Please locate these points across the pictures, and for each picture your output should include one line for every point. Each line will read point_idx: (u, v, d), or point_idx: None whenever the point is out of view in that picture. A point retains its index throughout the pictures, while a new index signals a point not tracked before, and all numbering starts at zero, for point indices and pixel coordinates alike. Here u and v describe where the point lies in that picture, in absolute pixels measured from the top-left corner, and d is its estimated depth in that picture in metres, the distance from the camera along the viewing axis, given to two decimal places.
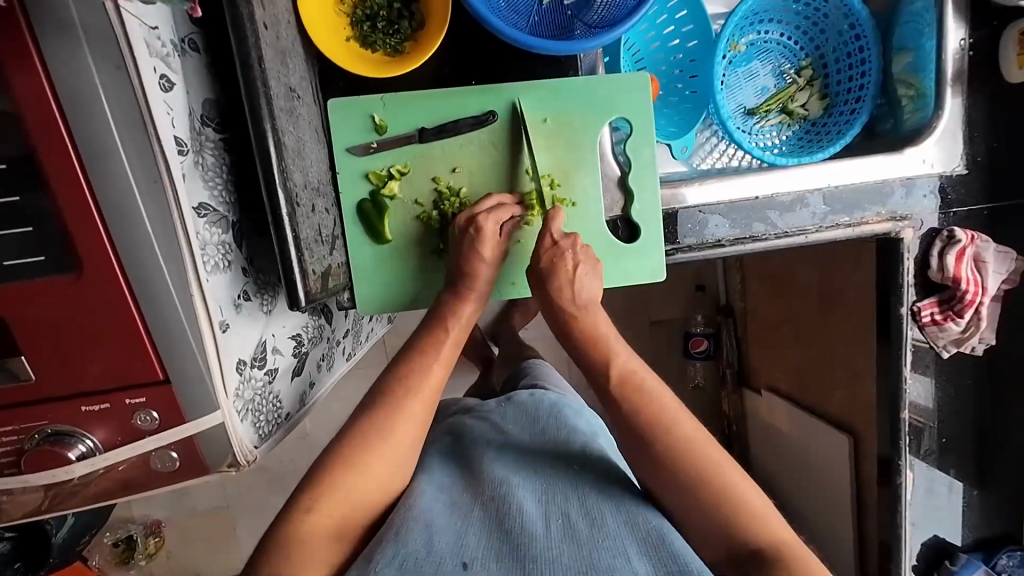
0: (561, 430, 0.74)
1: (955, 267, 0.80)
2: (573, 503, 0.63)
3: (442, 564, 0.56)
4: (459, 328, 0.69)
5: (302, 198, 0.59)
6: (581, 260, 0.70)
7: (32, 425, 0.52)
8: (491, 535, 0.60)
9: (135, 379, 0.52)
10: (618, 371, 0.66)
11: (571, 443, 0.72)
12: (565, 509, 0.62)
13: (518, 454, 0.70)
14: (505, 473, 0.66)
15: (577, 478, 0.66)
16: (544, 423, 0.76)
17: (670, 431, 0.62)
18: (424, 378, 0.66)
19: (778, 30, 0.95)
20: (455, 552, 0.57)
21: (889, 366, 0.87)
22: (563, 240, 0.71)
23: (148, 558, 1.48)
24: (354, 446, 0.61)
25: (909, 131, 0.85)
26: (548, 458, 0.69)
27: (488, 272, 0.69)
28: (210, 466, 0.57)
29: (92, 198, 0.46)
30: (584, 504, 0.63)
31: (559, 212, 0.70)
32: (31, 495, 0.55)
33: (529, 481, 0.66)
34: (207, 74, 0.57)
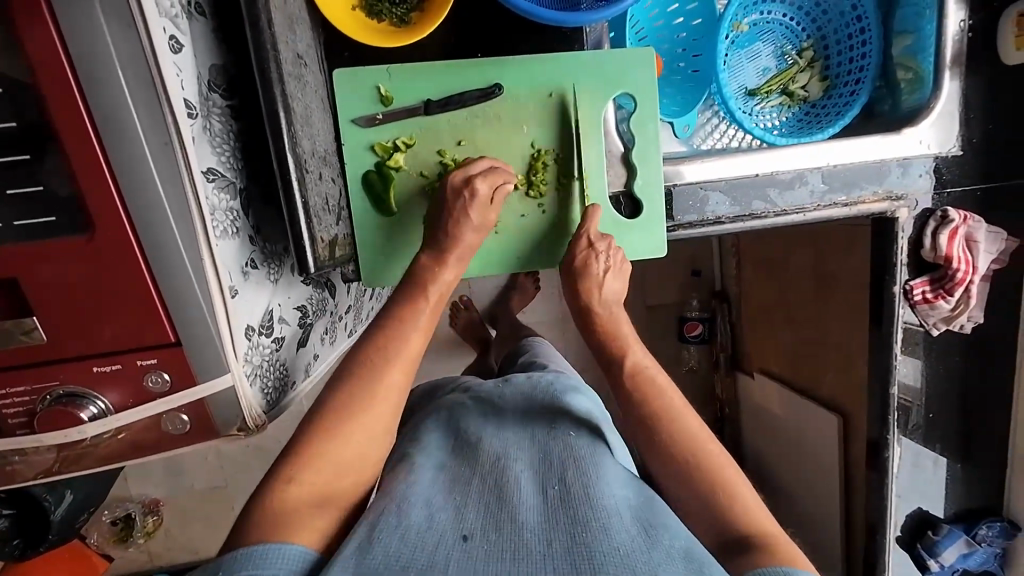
0: (556, 406, 0.77)
1: (948, 246, 0.82)
2: (567, 470, 0.64)
3: (441, 537, 0.55)
4: (439, 293, 0.68)
5: (311, 165, 0.59)
6: (613, 260, 0.74)
7: (43, 385, 0.52)
8: (489, 507, 0.60)
9: (147, 341, 0.52)
10: (630, 363, 0.72)
11: (563, 418, 0.74)
12: (559, 478, 0.63)
13: (509, 431, 0.72)
14: (503, 449, 0.68)
15: (569, 456, 0.66)
16: (540, 403, 0.78)
17: (665, 392, 0.69)
18: (402, 349, 0.64)
19: (781, 11, 0.95)
20: (455, 526, 0.57)
21: (880, 349, 0.89)
22: (598, 242, 0.74)
23: (146, 537, 1.50)
24: (350, 409, 0.61)
25: (906, 112, 0.86)
26: (540, 434, 0.71)
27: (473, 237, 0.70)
28: (220, 429, 0.57)
29: (105, 160, 0.46)
30: (580, 475, 0.63)
31: (596, 211, 0.73)
32: (42, 455, 0.55)
33: (526, 455, 0.67)
34: (214, 38, 0.56)
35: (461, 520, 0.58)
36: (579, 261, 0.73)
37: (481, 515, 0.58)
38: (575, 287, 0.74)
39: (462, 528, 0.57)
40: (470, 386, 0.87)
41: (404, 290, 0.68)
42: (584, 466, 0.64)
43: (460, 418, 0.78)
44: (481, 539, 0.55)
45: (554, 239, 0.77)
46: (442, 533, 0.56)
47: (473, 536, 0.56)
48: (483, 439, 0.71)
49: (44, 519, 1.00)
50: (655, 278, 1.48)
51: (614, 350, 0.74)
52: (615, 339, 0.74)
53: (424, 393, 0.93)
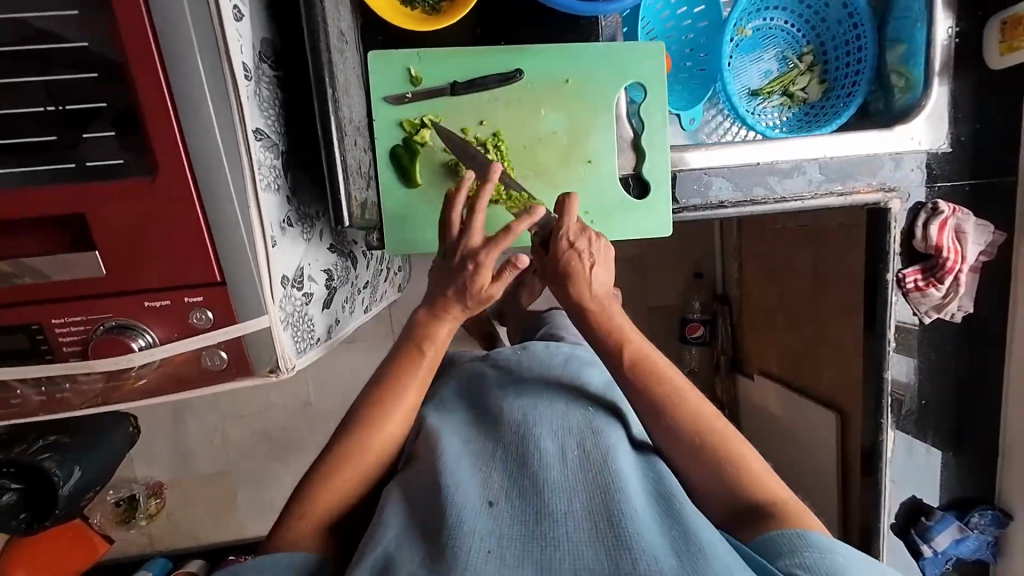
0: (574, 378, 0.74)
1: (938, 236, 0.86)
2: (589, 444, 0.64)
3: (468, 499, 0.59)
4: (434, 351, 0.70)
5: (348, 131, 0.65)
6: (599, 255, 0.69)
7: (96, 317, 0.56)
8: (513, 475, 0.62)
9: (195, 279, 0.57)
10: (631, 352, 0.68)
11: (583, 390, 0.72)
12: (581, 452, 0.63)
13: (527, 396, 0.71)
14: (524, 416, 0.67)
15: (590, 430, 0.65)
16: (557, 373, 0.74)
17: (672, 380, 0.67)
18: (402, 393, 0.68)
19: (782, 17, 1.01)
20: (481, 491, 0.60)
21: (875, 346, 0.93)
22: (579, 241, 0.69)
23: (148, 519, 1.52)
24: (377, 401, 0.67)
25: (899, 111, 0.92)
26: (558, 401, 0.69)
27: (471, 305, 0.69)
28: (254, 368, 0.61)
29: (173, 110, 0.52)
30: (601, 452, 0.63)
31: (573, 201, 0.69)
32: (90, 384, 0.59)
33: (546, 422, 0.66)
34: (266, 13, 0.62)
35: (484, 487, 0.61)
36: (563, 266, 0.68)
37: (506, 482, 0.62)
38: (565, 290, 0.69)
39: (488, 494, 0.60)
40: (487, 353, 0.85)
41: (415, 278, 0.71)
42: (604, 441, 0.64)
43: (478, 385, 0.77)
44: (506, 506, 0.59)
45: None
46: (469, 496, 0.59)
47: (498, 503, 0.60)
48: (503, 405, 0.70)
49: (51, 492, 1.05)
50: (658, 280, 1.53)
51: (611, 344, 0.69)
52: (612, 332, 0.69)
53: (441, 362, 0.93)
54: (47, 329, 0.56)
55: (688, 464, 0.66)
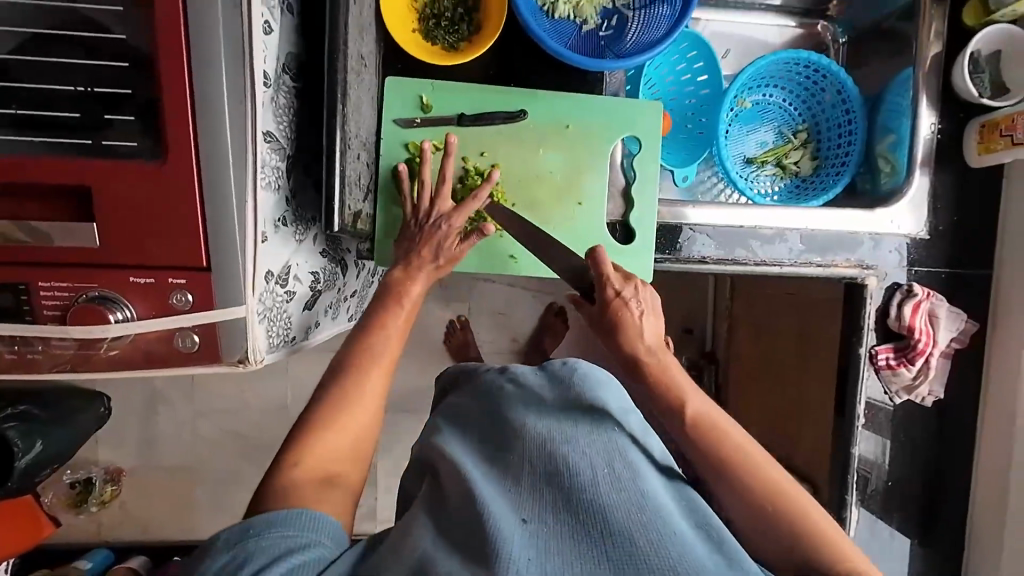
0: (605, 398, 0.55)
1: (911, 317, 0.88)
2: (625, 452, 0.52)
3: (498, 524, 0.48)
4: (410, 304, 0.74)
5: (353, 146, 0.69)
6: (647, 305, 0.67)
7: (81, 285, 0.58)
8: (544, 491, 0.50)
9: (182, 261, 0.59)
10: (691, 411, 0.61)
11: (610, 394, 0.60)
12: (616, 462, 0.51)
13: (552, 403, 0.58)
14: (552, 427, 0.55)
15: (624, 436, 0.54)
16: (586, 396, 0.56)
17: (731, 437, 0.59)
18: (379, 351, 0.68)
19: (780, 95, 1.07)
20: (511, 511, 0.50)
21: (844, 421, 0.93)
22: (624, 289, 0.68)
23: (100, 506, 1.48)
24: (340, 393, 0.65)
25: (884, 193, 0.96)
26: (589, 407, 0.56)
27: (442, 263, 0.77)
28: (223, 356, 0.62)
29: (191, 103, 0.56)
30: (637, 464, 0.51)
31: (600, 252, 0.67)
32: (61, 350, 0.60)
33: (579, 434, 0.53)
34: (295, 31, 0.68)
35: (509, 510, 0.49)
36: (611, 314, 0.66)
37: (538, 497, 0.50)
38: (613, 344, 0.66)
39: (519, 512, 0.49)
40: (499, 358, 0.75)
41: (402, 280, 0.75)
42: (644, 461, 0.53)
43: (489, 395, 0.63)
44: (541, 527, 0.49)
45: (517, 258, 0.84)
46: (502, 520, 0.48)
47: (532, 522, 0.49)
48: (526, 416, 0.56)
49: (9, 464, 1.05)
50: None
51: (666, 399, 0.62)
52: (670, 385, 0.62)
53: (463, 370, 0.79)
54: (33, 290, 0.58)
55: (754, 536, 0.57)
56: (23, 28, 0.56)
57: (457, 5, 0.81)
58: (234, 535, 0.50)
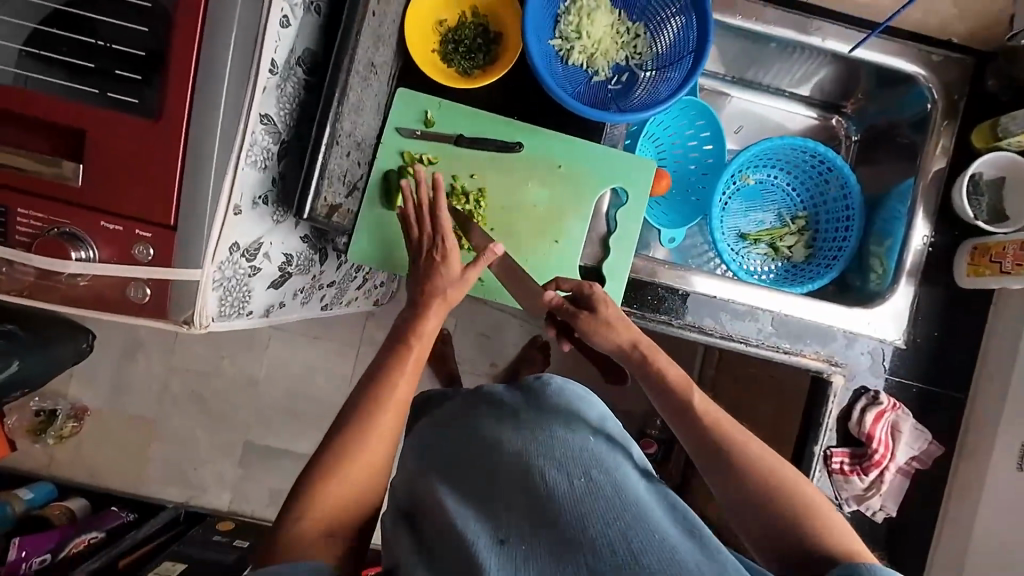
0: (569, 427, 0.63)
1: (871, 425, 0.85)
2: (595, 465, 0.57)
3: (477, 539, 0.53)
4: (421, 345, 0.69)
5: (342, 142, 0.72)
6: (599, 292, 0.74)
7: (55, 219, 0.61)
8: (523, 509, 0.55)
9: (152, 216, 0.62)
10: (709, 417, 0.65)
11: (581, 413, 0.66)
12: (587, 470, 0.57)
13: (524, 425, 0.64)
14: (524, 445, 0.61)
15: (591, 452, 0.59)
16: (554, 425, 0.63)
17: (748, 444, 0.62)
18: (383, 406, 0.65)
19: (785, 178, 1.07)
20: (490, 529, 0.54)
21: None
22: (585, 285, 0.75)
23: (57, 440, 1.47)
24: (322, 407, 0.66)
25: (870, 294, 0.94)
26: (554, 426, 0.63)
27: (451, 292, 0.72)
28: (170, 314, 0.64)
29: (195, 75, 0.60)
30: (608, 474, 0.56)
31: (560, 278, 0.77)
32: (23, 275, 0.63)
33: (547, 449, 0.59)
34: (317, 31, 0.73)
35: (494, 524, 0.55)
36: (590, 322, 0.72)
37: (516, 511, 0.55)
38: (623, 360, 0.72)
39: (498, 530, 0.54)
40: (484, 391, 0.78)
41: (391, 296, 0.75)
42: (610, 465, 0.58)
43: (470, 418, 0.70)
44: (519, 540, 0.53)
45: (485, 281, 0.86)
46: (479, 536, 0.53)
47: (510, 538, 0.53)
48: (501, 437, 0.63)
49: None
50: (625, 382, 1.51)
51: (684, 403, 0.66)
52: (678, 386, 0.68)
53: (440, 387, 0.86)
54: (11, 214, 0.61)
55: (768, 551, 0.58)
56: None
57: (478, 35, 0.85)
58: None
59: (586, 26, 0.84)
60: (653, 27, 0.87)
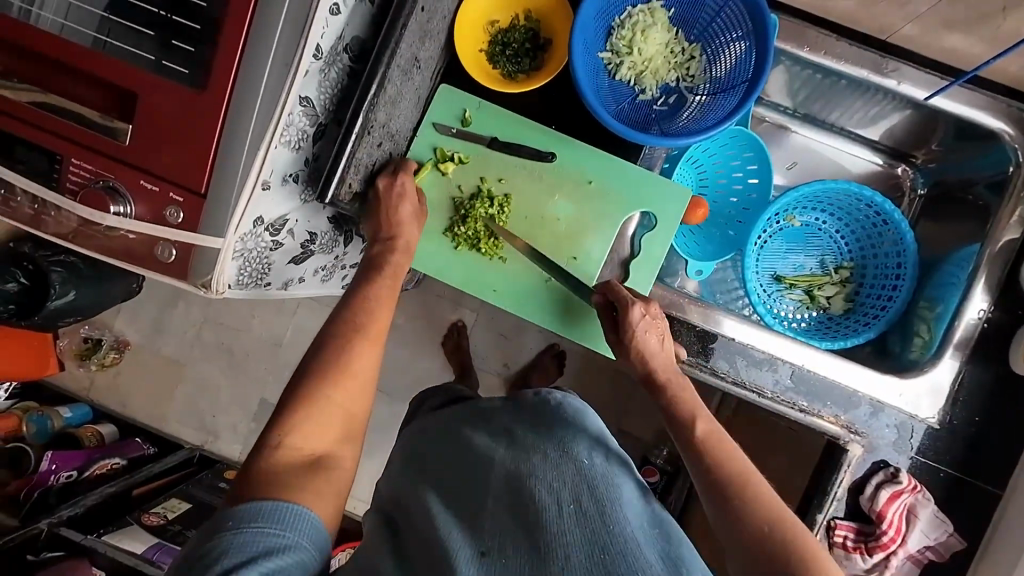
0: (563, 443, 0.60)
1: (885, 504, 0.79)
2: (585, 487, 0.55)
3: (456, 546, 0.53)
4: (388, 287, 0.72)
5: (374, 132, 0.74)
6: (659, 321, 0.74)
7: (102, 173, 0.66)
8: (504, 521, 0.54)
9: (186, 183, 0.65)
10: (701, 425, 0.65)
11: (578, 429, 0.63)
12: (577, 492, 0.55)
13: (520, 437, 0.63)
14: (512, 460, 0.59)
15: (582, 472, 0.57)
16: (546, 440, 0.61)
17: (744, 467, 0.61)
18: (360, 394, 0.64)
19: (835, 225, 1.00)
20: (472, 541, 0.53)
21: None
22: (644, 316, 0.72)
23: (99, 367, 1.58)
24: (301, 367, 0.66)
25: (907, 363, 0.87)
26: (552, 443, 0.60)
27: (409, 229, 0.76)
28: (190, 276, 0.68)
29: (241, 54, 0.62)
30: (598, 498, 0.54)
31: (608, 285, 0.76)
32: (69, 220, 0.68)
33: (541, 470, 0.57)
34: (368, 19, 0.74)
35: (475, 533, 0.54)
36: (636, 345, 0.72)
37: (497, 524, 0.54)
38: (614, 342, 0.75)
39: (480, 543, 0.53)
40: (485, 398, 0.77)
41: (375, 263, 0.74)
42: (603, 490, 0.55)
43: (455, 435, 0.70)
44: (499, 556, 0.52)
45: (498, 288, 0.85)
46: (459, 546, 0.53)
47: (490, 553, 0.52)
48: (494, 448, 0.62)
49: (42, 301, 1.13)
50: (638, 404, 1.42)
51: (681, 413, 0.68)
52: (685, 402, 0.68)
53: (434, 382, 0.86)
54: (65, 163, 0.66)
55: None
56: None
57: (528, 39, 0.84)
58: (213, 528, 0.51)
59: (639, 42, 0.82)
60: (710, 50, 0.83)
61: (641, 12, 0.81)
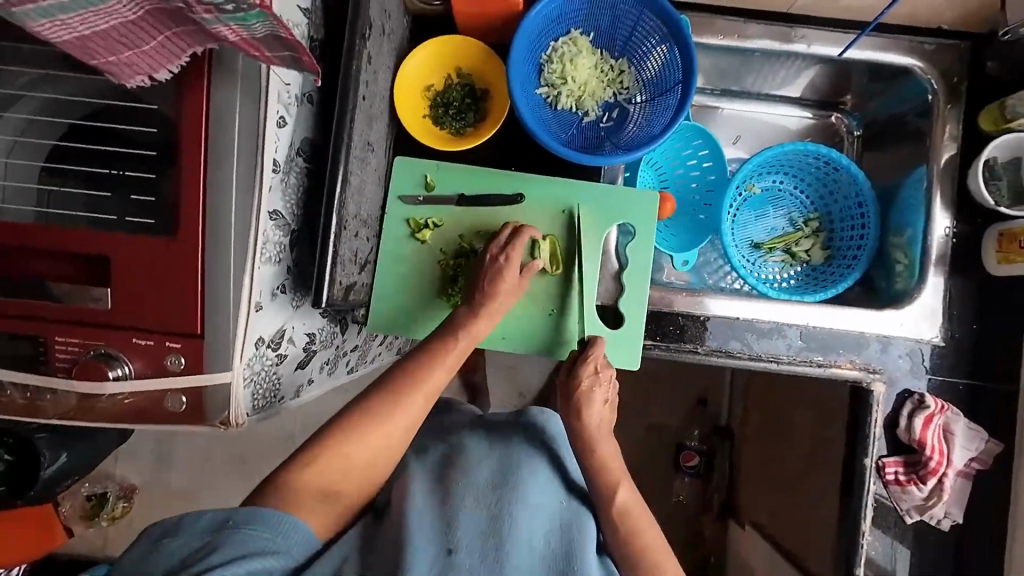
0: (550, 481, 0.79)
1: (922, 431, 0.82)
2: (557, 524, 0.73)
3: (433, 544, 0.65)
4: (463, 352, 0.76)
5: (349, 225, 0.74)
6: (607, 387, 0.80)
7: (91, 342, 0.64)
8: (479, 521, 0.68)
9: (180, 328, 0.64)
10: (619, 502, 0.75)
11: (563, 476, 0.82)
12: (550, 529, 0.72)
13: (517, 460, 0.79)
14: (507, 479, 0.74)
15: (555, 511, 0.75)
16: (539, 473, 0.79)
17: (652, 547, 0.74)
18: None
19: (793, 184, 1.06)
20: (443, 538, 0.66)
21: (848, 525, 0.85)
22: (601, 370, 0.80)
23: (110, 522, 1.49)
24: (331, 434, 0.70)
25: (896, 294, 0.92)
26: (543, 481, 0.78)
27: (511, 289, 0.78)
28: (207, 418, 0.66)
29: (204, 190, 0.62)
30: (565, 536, 0.72)
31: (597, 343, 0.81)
32: (67, 399, 0.66)
33: (528, 497, 0.74)
34: (312, 119, 0.75)
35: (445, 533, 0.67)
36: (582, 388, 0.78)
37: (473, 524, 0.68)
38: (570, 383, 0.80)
39: (449, 541, 0.66)
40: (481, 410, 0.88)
41: None
42: (574, 532, 0.73)
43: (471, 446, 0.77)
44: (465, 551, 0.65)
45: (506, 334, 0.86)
46: (433, 544, 0.65)
47: (458, 550, 0.65)
48: (496, 467, 0.76)
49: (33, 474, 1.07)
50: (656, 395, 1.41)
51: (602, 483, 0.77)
52: (608, 475, 0.77)
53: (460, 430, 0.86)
54: (50, 343, 0.64)
55: None
56: (57, 121, 0.66)
57: (467, 95, 0.87)
58: (217, 521, 0.59)
59: (570, 71, 0.85)
60: (636, 61, 0.87)
61: (564, 44, 0.85)
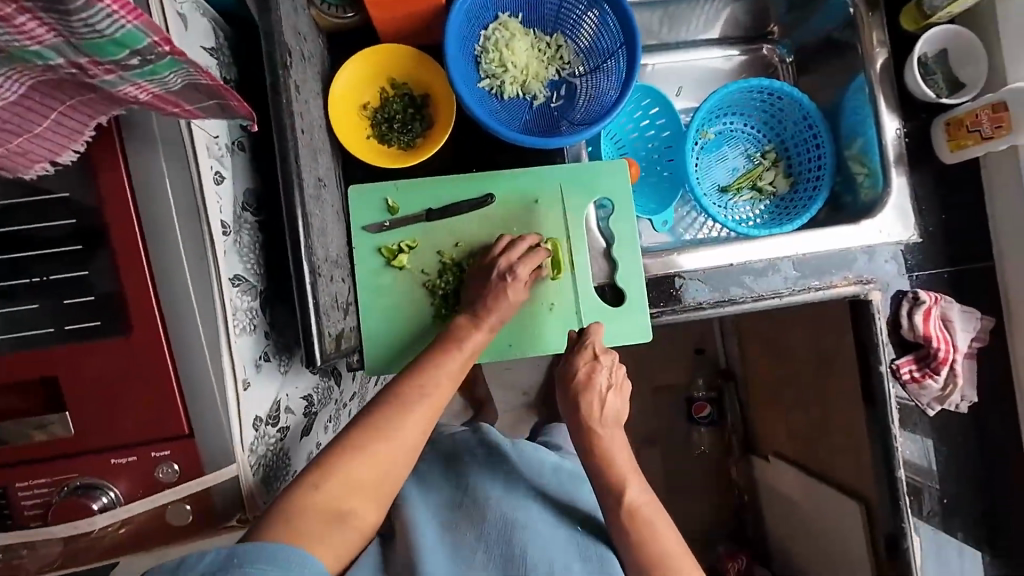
0: (558, 509, 0.77)
1: (924, 325, 0.85)
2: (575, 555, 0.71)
3: None
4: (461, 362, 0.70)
5: (322, 269, 0.68)
6: (614, 378, 0.74)
7: (63, 477, 0.56)
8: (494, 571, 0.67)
9: (163, 433, 0.56)
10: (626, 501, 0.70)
11: (571, 501, 0.79)
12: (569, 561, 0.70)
13: (523, 497, 0.77)
14: (516, 517, 0.72)
15: (570, 540, 0.73)
16: (546, 506, 0.77)
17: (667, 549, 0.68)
18: None
19: (743, 121, 1.07)
20: None
21: (880, 430, 0.87)
22: (602, 356, 0.75)
23: None
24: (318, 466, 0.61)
25: (864, 204, 0.94)
26: (553, 513, 0.76)
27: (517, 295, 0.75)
28: (219, 521, 0.59)
29: (150, 273, 0.55)
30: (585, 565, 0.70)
31: (597, 327, 0.78)
32: (49, 548, 0.57)
33: (540, 532, 0.72)
34: (249, 167, 0.68)
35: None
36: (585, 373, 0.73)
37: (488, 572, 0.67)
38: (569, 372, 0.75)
39: None
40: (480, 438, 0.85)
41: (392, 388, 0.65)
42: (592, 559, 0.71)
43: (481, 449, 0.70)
44: None
45: (512, 341, 0.83)
46: None
47: None
48: (505, 508, 0.73)
49: None
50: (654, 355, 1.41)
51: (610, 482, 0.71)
52: (613, 473, 0.71)
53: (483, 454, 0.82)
54: (11, 492, 0.55)
55: None
56: None
57: (407, 105, 0.81)
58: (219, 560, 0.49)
59: (508, 57, 0.81)
60: (570, 33, 0.85)
61: (495, 30, 0.81)
